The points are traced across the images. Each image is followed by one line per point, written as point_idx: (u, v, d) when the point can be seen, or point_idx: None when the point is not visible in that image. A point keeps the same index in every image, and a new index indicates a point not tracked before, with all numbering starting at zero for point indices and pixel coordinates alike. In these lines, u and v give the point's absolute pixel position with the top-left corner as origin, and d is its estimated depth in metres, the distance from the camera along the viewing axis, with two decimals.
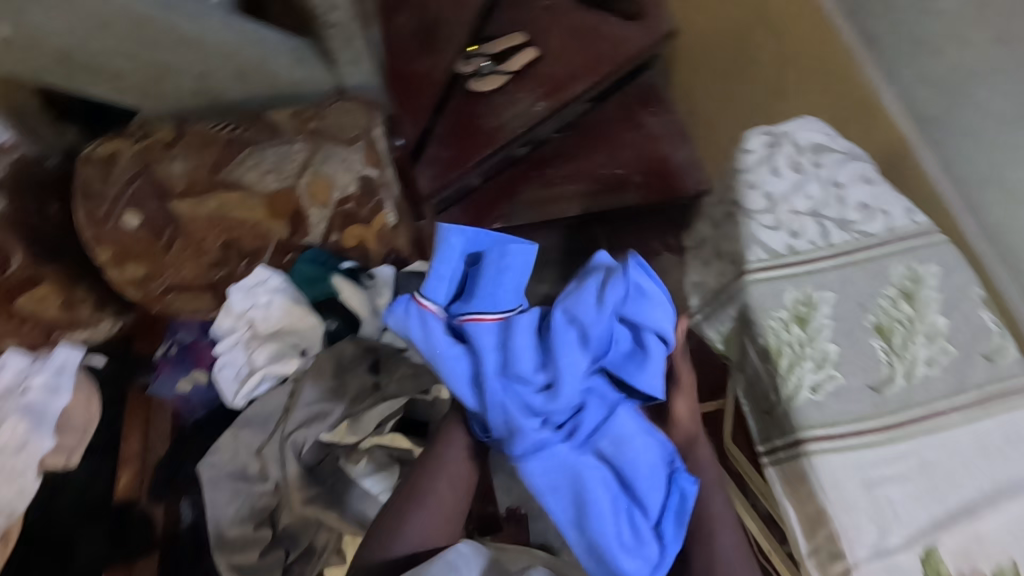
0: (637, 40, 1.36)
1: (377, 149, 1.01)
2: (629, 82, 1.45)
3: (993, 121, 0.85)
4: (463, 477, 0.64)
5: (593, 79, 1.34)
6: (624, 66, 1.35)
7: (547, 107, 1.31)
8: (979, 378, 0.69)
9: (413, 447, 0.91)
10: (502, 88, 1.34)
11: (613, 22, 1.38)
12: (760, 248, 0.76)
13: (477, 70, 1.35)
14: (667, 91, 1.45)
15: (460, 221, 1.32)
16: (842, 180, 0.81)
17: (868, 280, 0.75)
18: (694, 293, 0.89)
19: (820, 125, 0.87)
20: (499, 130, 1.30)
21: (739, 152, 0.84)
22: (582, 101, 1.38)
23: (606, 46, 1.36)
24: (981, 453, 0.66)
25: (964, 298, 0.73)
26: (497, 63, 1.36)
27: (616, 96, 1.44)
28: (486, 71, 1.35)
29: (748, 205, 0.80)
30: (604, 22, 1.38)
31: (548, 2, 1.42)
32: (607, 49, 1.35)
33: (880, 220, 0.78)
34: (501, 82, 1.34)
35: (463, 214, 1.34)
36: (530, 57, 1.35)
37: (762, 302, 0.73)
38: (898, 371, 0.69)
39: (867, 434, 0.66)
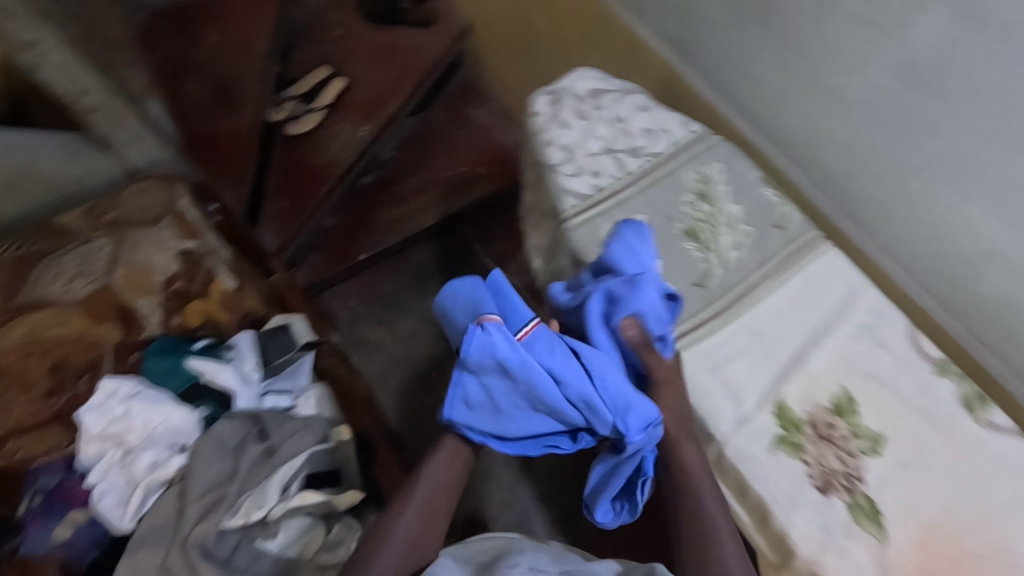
0: (435, 45, 1.41)
1: (189, 220, 1.05)
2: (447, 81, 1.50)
3: (721, 28, 0.91)
4: (430, 504, 0.62)
5: (406, 92, 1.36)
6: (431, 72, 1.39)
7: (370, 130, 1.30)
8: (777, 246, 0.78)
9: (335, 498, 0.85)
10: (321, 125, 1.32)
11: (408, 34, 1.42)
12: (570, 196, 0.84)
13: (291, 114, 1.32)
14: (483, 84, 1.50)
15: (322, 267, 1.32)
16: (624, 114, 0.89)
17: (668, 194, 0.83)
18: (537, 256, 0.93)
19: (596, 73, 0.95)
20: (329, 166, 1.27)
21: (531, 118, 0.92)
22: (406, 114, 1.39)
23: (406, 58, 1.39)
24: (793, 308, 0.75)
25: (746, 182, 0.83)
26: (307, 101, 1.34)
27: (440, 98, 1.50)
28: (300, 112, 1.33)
29: (551, 161, 0.87)
30: (400, 36, 1.42)
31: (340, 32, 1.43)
32: (410, 60, 1.38)
33: (666, 140, 0.87)
34: (318, 120, 1.32)
35: (324, 258, 1.33)
36: (339, 86, 1.35)
37: (586, 242, 0.81)
38: (713, 262, 0.77)
39: (704, 325, 0.73)
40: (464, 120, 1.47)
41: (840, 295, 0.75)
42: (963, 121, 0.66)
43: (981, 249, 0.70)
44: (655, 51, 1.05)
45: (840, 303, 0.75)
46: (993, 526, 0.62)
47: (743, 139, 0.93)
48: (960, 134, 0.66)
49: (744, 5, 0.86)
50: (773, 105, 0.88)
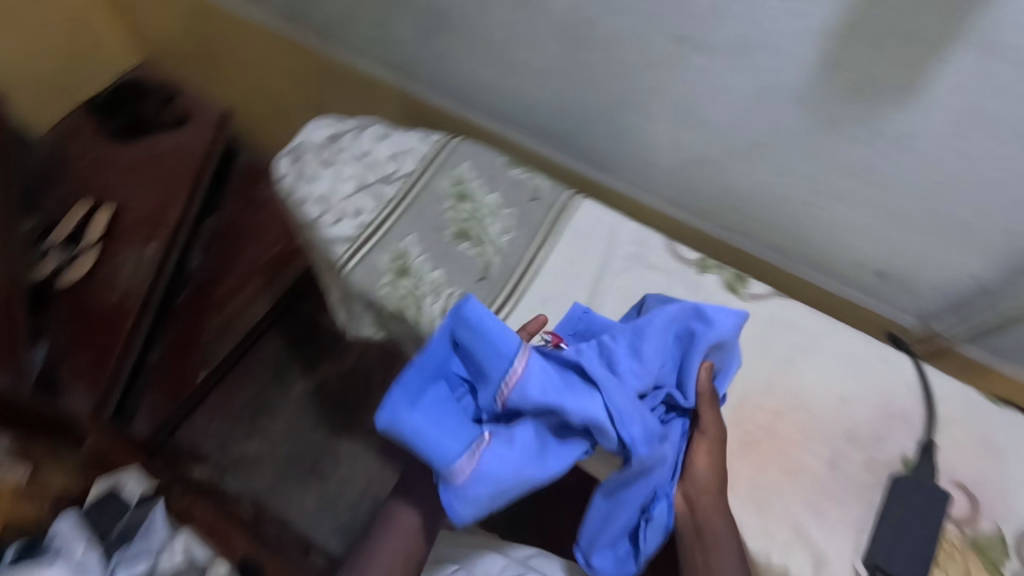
0: (196, 140, 1.34)
1: None
2: (228, 170, 1.52)
3: (420, 41, 0.93)
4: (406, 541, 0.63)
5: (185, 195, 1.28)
6: (204, 167, 1.32)
7: (159, 246, 1.22)
8: (541, 216, 0.84)
9: None
10: (99, 263, 1.21)
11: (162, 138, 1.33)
12: (339, 242, 0.83)
13: (59, 265, 1.20)
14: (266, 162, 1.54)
15: (163, 402, 1.28)
16: (365, 148, 0.90)
17: (430, 206, 0.85)
18: (338, 309, 0.91)
19: (328, 118, 0.94)
20: (122, 301, 1.17)
21: (280, 183, 0.90)
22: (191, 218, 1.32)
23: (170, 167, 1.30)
24: (572, 265, 0.80)
25: (496, 170, 0.88)
26: (73, 243, 1.21)
27: (229, 187, 1.51)
28: (68, 258, 1.20)
29: (312, 218, 0.86)
30: (154, 142, 1.32)
31: (84, 158, 1.31)
32: (174, 163, 1.31)
33: (411, 159, 0.89)
34: (93, 258, 1.20)
35: (161, 396, 1.29)
36: (105, 215, 1.23)
37: (367, 281, 0.80)
38: (489, 253, 0.81)
39: (498, 313, 0.77)
40: (259, 203, 1.47)
41: (605, 238, 0.82)
42: (622, 56, 0.72)
43: (688, 154, 0.78)
44: (386, 83, 1.06)
45: (607, 244, 0.81)
46: (784, 379, 0.69)
47: (487, 133, 0.98)
48: (626, 66, 0.73)
49: (427, 19, 0.88)
50: (488, 93, 0.93)
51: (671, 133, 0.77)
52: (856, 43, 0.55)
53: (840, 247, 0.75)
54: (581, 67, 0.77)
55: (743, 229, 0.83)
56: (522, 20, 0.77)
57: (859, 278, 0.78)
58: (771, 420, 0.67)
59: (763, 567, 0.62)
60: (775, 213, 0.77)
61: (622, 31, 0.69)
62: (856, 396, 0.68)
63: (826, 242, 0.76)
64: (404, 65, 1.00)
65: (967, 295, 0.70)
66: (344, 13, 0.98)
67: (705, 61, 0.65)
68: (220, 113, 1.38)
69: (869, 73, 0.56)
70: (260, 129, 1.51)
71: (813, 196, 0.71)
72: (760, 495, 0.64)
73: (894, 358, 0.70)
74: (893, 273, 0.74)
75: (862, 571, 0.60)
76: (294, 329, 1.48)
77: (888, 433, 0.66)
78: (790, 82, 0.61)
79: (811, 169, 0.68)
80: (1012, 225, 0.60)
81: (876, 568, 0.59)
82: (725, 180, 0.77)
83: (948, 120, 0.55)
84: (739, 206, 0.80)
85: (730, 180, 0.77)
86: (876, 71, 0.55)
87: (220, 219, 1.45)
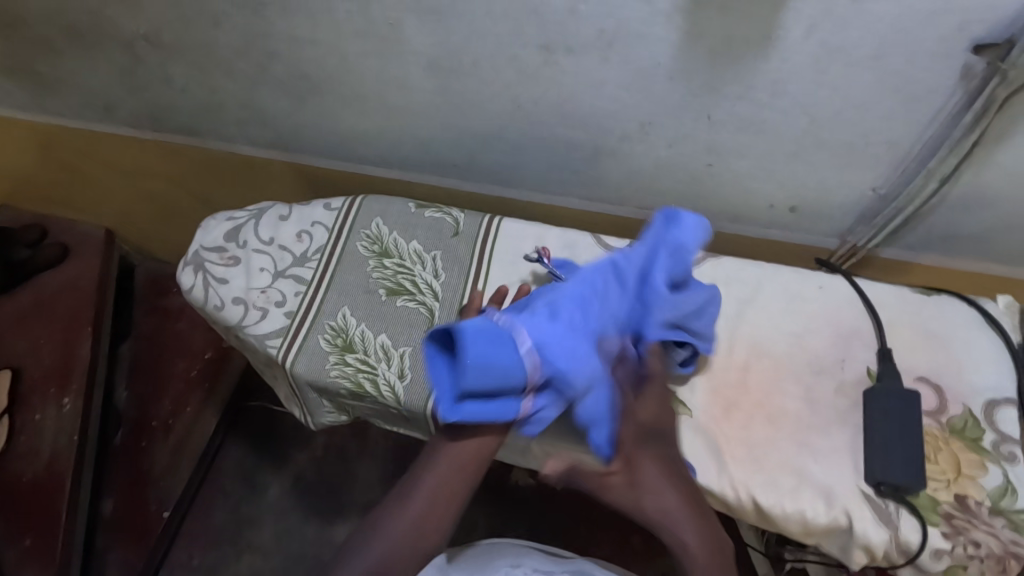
0: (86, 273, 1.27)
1: None
2: (131, 289, 1.44)
3: (294, 112, 0.89)
4: (461, 469, 0.61)
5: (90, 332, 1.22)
6: (103, 298, 1.26)
7: (76, 395, 1.15)
8: (467, 250, 0.82)
9: None
10: (15, 432, 1.12)
11: (48, 281, 1.27)
12: (272, 338, 0.78)
13: None
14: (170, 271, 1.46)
15: (131, 549, 1.22)
16: (270, 234, 0.86)
17: (354, 274, 0.82)
18: (291, 404, 0.86)
19: (220, 214, 0.89)
20: (54, 464, 1.10)
21: (188, 295, 0.84)
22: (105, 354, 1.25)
23: (65, 309, 1.23)
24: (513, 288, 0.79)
25: (409, 217, 0.85)
26: None
27: (136, 307, 1.43)
28: None
29: (234, 321, 0.81)
30: (41, 290, 1.26)
31: None
32: (68, 304, 1.24)
33: (320, 233, 0.86)
34: (7, 430, 1.12)
35: (128, 543, 1.23)
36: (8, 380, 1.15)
37: (313, 368, 0.76)
38: (429, 302, 0.79)
39: None
40: (177, 313, 1.41)
41: (535, 252, 0.82)
42: (497, 76, 0.72)
43: (586, 150, 0.79)
44: (270, 159, 1.02)
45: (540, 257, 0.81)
46: (742, 333, 0.71)
47: (388, 181, 0.98)
48: (504, 85, 0.73)
49: (294, 89, 0.85)
50: (377, 143, 0.90)
51: (565, 135, 0.78)
52: (708, 11, 0.57)
53: (750, 195, 0.78)
54: (461, 95, 0.76)
55: (659, 204, 0.85)
56: (389, 65, 0.75)
57: (775, 217, 0.81)
58: (743, 377, 0.68)
59: (781, 519, 0.62)
60: (682, 181, 0.80)
61: (490, 53, 0.69)
62: (808, 329, 0.71)
63: (736, 194, 0.79)
64: (284, 139, 0.97)
65: (871, 206, 0.75)
66: (205, 103, 0.93)
67: (577, 61, 0.66)
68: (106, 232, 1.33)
69: (728, 34, 0.58)
70: (149, 242, 1.41)
71: (712, 157, 0.74)
72: (758, 452, 0.64)
73: (830, 283, 0.74)
74: (804, 205, 0.77)
75: (868, 491, 0.61)
76: (251, 430, 1.37)
77: (847, 354, 0.69)
78: (661, 61, 0.63)
79: (703, 133, 0.71)
80: (889, 135, 0.65)
81: (881, 484, 0.61)
82: (628, 163, 0.79)
83: (807, 58, 0.58)
84: (647, 184, 0.82)
85: (633, 163, 0.79)
86: (734, 31, 0.58)
87: (138, 342, 1.39)
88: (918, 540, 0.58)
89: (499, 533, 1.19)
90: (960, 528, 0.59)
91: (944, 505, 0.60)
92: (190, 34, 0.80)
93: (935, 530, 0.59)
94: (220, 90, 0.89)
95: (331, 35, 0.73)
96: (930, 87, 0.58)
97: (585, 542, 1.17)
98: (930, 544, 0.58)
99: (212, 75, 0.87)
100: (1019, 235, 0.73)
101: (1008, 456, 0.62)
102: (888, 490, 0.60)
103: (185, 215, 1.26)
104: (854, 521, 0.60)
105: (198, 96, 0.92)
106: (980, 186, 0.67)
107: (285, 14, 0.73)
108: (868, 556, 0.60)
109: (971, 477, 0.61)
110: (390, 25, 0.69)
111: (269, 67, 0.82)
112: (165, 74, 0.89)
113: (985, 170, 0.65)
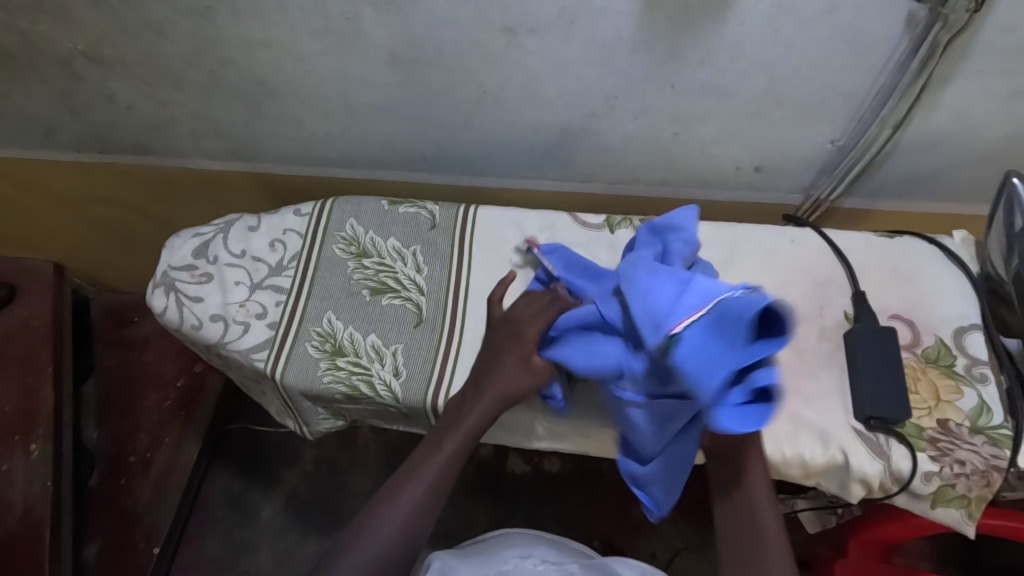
0: (36, 308, 1.18)
1: None
2: (89, 321, 1.36)
3: (252, 120, 0.87)
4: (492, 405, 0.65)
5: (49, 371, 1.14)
6: (59, 333, 1.18)
7: (45, 439, 1.09)
8: (447, 241, 0.82)
9: None
10: None
11: None
12: (258, 351, 0.76)
13: None
14: (130, 300, 1.40)
15: None
16: (240, 246, 0.83)
17: (335, 277, 0.80)
18: (284, 416, 0.85)
19: (184, 232, 0.85)
20: (29, 514, 1.05)
21: (161, 318, 0.81)
22: (69, 391, 1.18)
23: (20, 349, 1.15)
24: (496, 275, 0.80)
25: (383, 214, 0.84)
26: None
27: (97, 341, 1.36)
28: None
29: (215, 338, 0.78)
30: None
31: None
32: (20, 342, 1.15)
33: (294, 240, 0.84)
34: None
35: None
36: None
37: (304, 377, 0.74)
38: (414, 297, 0.78)
39: (450, 349, 0.75)
40: (142, 344, 1.34)
41: (514, 237, 0.82)
42: (460, 63, 0.72)
43: (554, 130, 0.80)
44: (228, 170, 0.99)
45: (519, 241, 0.82)
46: None
47: (355, 182, 0.96)
48: (468, 72, 0.73)
49: (250, 95, 0.82)
50: (341, 143, 0.89)
51: (532, 118, 0.78)
52: None
53: (716, 159, 0.81)
54: (425, 87, 0.76)
55: (629, 177, 0.86)
56: (349, 61, 0.74)
57: (741, 179, 0.84)
58: None
59: (782, 464, 0.65)
60: (651, 153, 0.81)
61: (451, 40, 0.69)
62: (785, 281, 0.74)
63: (702, 160, 0.81)
64: (243, 149, 0.94)
65: (830, 158, 0.78)
66: (154, 119, 0.90)
67: (541, 41, 0.67)
68: (55, 266, 1.24)
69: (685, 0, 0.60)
70: (104, 272, 1.34)
71: (677, 125, 0.76)
72: None
73: (800, 236, 0.77)
74: (768, 164, 0.80)
75: (859, 427, 0.65)
76: (235, 455, 1.35)
77: (825, 300, 0.72)
78: (622, 34, 0.64)
79: (668, 102, 0.73)
80: (843, 87, 0.68)
81: (870, 419, 0.64)
82: (596, 140, 0.80)
83: (762, 18, 0.61)
84: (616, 159, 0.83)
85: (601, 139, 0.80)
86: None
87: (104, 376, 1.31)
88: (909, 467, 0.62)
89: (503, 523, 1.20)
90: (945, 450, 0.63)
91: (929, 431, 0.64)
92: (134, 47, 0.77)
93: (923, 455, 0.63)
94: (171, 104, 0.86)
95: (286, 35, 0.72)
96: (878, 36, 0.61)
97: (588, 520, 1.19)
98: (920, 469, 0.62)
99: (160, 88, 0.83)
100: (966, 172, 0.78)
101: (980, 377, 0.66)
102: (878, 423, 0.64)
103: (141, 240, 1.21)
104: (850, 456, 0.63)
105: (146, 111, 0.88)
106: (928, 128, 0.71)
107: (236, 16, 0.71)
108: (865, 488, 0.64)
109: (950, 401, 0.65)
110: (348, 19, 0.68)
111: (221, 75, 0.79)
112: (109, 92, 0.85)
113: (932, 112, 0.69)
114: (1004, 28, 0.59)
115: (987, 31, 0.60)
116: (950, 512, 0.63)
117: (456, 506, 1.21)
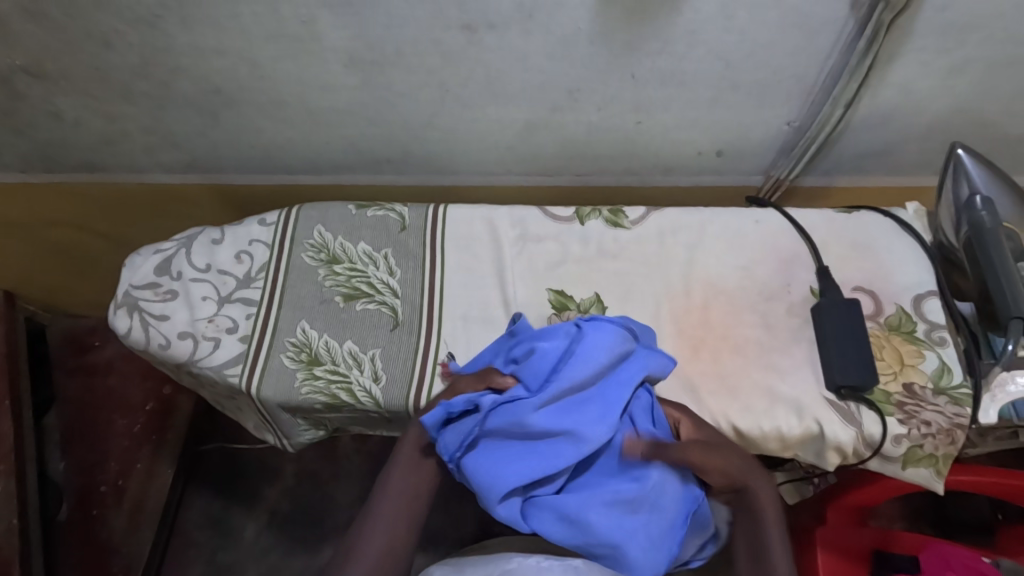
0: None
1: None
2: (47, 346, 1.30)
3: (209, 130, 0.85)
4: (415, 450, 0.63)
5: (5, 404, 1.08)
6: (14, 363, 1.12)
7: (6, 475, 1.04)
8: (418, 243, 0.81)
9: None
10: None
11: None
12: (232, 367, 0.75)
13: None
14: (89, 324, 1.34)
15: None
16: (204, 260, 0.81)
17: (306, 286, 0.79)
18: (263, 430, 0.83)
19: (145, 249, 0.83)
20: None
21: (127, 339, 0.78)
22: (28, 423, 1.12)
23: None
24: (470, 273, 0.79)
25: (351, 218, 0.83)
26: None
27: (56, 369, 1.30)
28: None
29: (185, 357, 0.76)
30: None
31: None
32: None
33: (261, 250, 0.82)
34: None
35: None
36: None
37: (282, 389, 0.73)
38: (389, 300, 0.78)
39: (429, 349, 0.75)
40: (105, 368, 1.28)
41: (485, 234, 0.82)
42: (420, 62, 0.71)
43: (519, 125, 0.80)
44: (186, 183, 0.96)
45: (491, 237, 0.81)
46: (694, 276, 0.76)
47: (320, 188, 0.95)
48: (429, 71, 0.72)
49: (206, 105, 0.80)
50: (303, 149, 0.87)
51: (497, 114, 0.78)
52: None
53: (679, 145, 0.82)
54: (386, 88, 0.75)
55: (595, 168, 0.87)
56: (308, 66, 0.73)
57: (703, 164, 0.86)
58: (702, 316, 0.73)
59: (760, 439, 0.67)
60: (615, 142, 0.82)
61: (410, 39, 0.68)
62: (753, 262, 0.76)
63: (666, 147, 0.83)
64: (201, 161, 0.91)
65: (788, 139, 0.80)
66: (104, 134, 0.86)
67: (500, 36, 0.67)
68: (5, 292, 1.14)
69: None
70: (58, 296, 1.28)
71: (639, 114, 0.77)
72: (728, 381, 0.69)
73: (764, 217, 0.79)
74: (729, 147, 0.82)
75: (831, 397, 0.67)
76: (211, 474, 1.31)
77: (791, 278, 0.75)
78: (580, 27, 0.65)
79: (629, 92, 0.74)
80: (797, 69, 0.70)
81: (841, 388, 0.66)
82: (561, 133, 0.81)
83: (715, 6, 0.62)
84: (582, 151, 0.84)
85: (566, 132, 0.80)
86: None
87: (66, 406, 1.25)
88: (880, 431, 0.65)
89: (490, 522, 1.19)
90: (912, 412, 0.65)
91: (896, 395, 0.66)
92: (77, 60, 0.74)
93: (892, 419, 0.65)
94: (122, 117, 0.83)
95: (240, 41, 0.70)
96: (826, 19, 0.64)
97: None
98: (890, 432, 0.65)
99: (110, 101, 0.80)
100: (915, 146, 0.81)
101: (939, 341, 0.69)
102: (849, 392, 0.66)
103: (97, 260, 1.16)
104: (824, 426, 0.65)
105: (95, 127, 0.85)
106: (878, 104, 0.74)
107: (186, 24, 0.69)
108: (840, 456, 0.66)
109: (914, 365, 0.68)
110: (303, 22, 0.67)
111: (173, 85, 0.77)
112: (53, 108, 0.82)
113: (880, 90, 0.72)
114: (942, 7, 0.62)
115: (927, 9, 0.62)
116: (920, 471, 0.66)
117: (443, 508, 1.21)
